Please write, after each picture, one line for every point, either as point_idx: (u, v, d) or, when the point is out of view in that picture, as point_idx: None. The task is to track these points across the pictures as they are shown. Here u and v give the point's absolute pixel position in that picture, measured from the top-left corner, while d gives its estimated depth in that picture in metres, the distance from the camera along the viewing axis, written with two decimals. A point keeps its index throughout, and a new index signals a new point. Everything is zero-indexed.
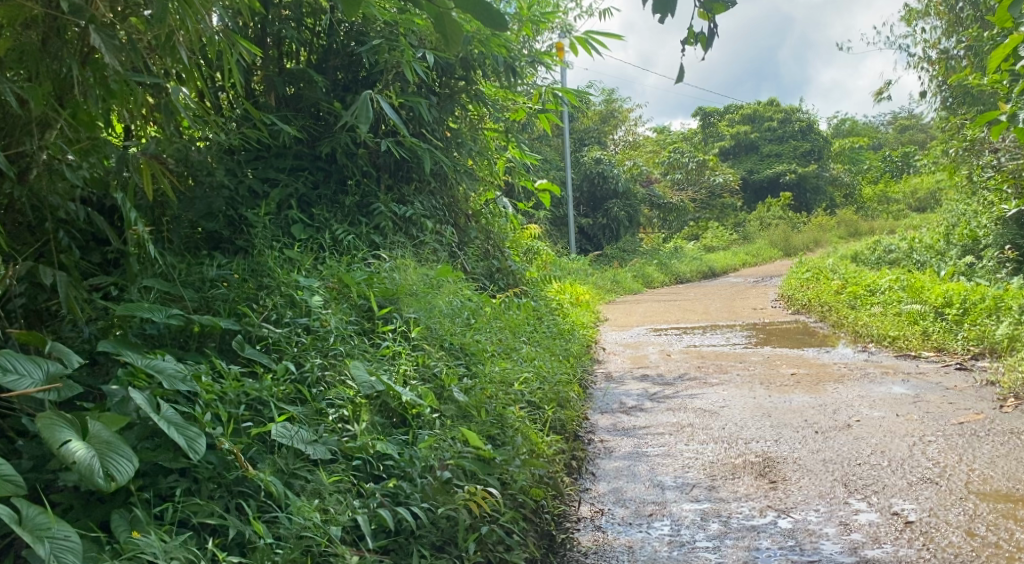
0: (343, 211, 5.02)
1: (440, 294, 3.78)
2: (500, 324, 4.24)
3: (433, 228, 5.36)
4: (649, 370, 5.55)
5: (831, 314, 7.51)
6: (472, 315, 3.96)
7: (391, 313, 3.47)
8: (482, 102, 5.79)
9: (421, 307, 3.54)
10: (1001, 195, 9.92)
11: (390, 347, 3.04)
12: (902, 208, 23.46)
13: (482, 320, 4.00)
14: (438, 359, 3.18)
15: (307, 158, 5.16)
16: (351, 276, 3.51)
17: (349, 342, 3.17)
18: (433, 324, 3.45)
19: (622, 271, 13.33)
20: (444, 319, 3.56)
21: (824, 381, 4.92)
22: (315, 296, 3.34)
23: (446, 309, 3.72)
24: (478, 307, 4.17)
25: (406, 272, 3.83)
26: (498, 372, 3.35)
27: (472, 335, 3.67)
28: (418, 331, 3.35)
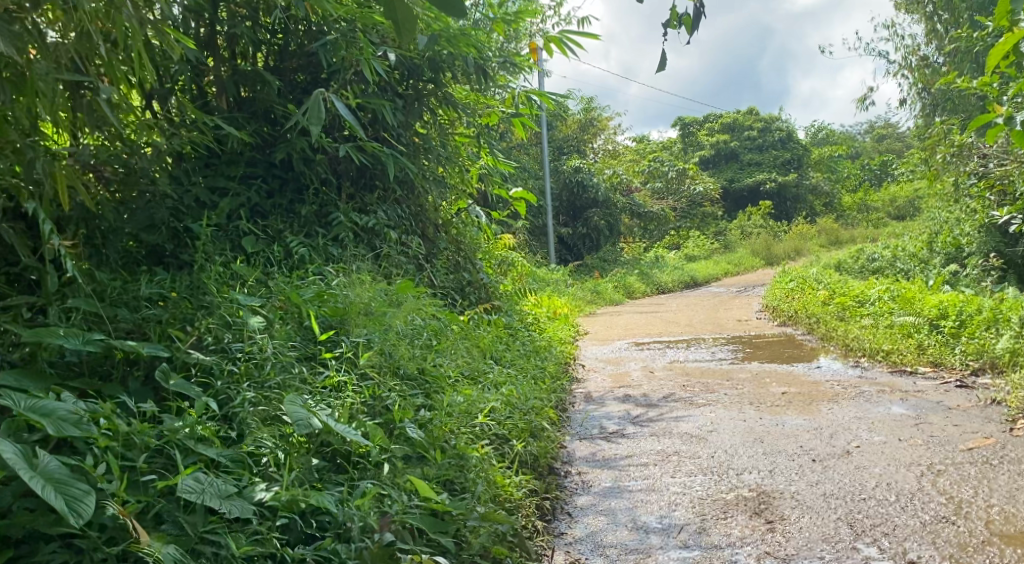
0: (299, 221, 4.65)
1: (399, 313, 3.41)
2: (468, 345, 3.88)
3: (397, 239, 4.99)
4: (631, 389, 5.20)
5: (820, 326, 7.21)
6: (435, 336, 3.59)
7: (340, 336, 3.11)
8: (451, 106, 5.44)
9: (374, 329, 3.17)
10: (986, 202, 9.72)
11: (335, 377, 2.68)
12: (881, 216, 23.40)
13: (446, 342, 3.63)
14: (391, 389, 2.82)
15: (261, 166, 4.79)
16: (296, 295, 3.15)
17: (290, 370, 2.80)
18: (387, 347, 3.09)
19: (603, 281, 13.02)
20: (401, 342, 3.20)
21: (818, 401, 4.60)
22: (254, 317, 2.96)
23: (405, 331, 3.36)
24: (443, 327, 3.81)
25: (360, 289, 3.46)
26: (460, 402, 2.99)
27: (434, 359, 3.30)
28: (371, 357, 2.99)
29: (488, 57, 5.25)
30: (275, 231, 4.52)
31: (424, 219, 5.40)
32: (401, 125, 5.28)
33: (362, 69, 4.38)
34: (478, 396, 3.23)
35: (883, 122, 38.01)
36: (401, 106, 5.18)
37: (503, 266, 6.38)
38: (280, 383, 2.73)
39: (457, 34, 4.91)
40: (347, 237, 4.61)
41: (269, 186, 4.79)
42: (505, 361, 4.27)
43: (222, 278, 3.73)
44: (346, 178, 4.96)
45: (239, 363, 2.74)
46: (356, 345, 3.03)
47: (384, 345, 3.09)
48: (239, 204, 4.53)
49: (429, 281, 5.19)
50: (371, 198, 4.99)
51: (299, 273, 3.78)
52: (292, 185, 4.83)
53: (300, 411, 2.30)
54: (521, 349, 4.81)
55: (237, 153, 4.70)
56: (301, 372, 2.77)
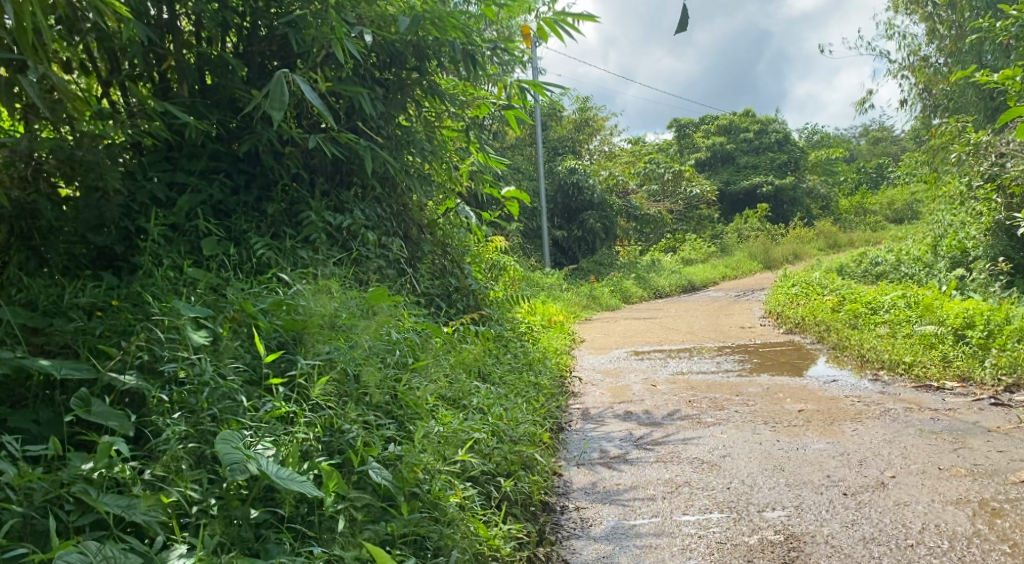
0: (266, 220, 4.20)
1: (370, 325, 2.96)
2: (451, 361, 3.44)
3: (377, 240, 4.55)
4: (633, 406, 4.76)
5: (831, 335, 6.78)
6: (413, 353, 3.15)
7: (296, 355, 2.66)
8: (437, 96, 5.00)
9: (338, 345, 2.73)
10: (993, 205, 9.35)
11: (284, 405, 2.24)
12: (880, 219, 23.00)
13: (425, 359, 3.19)
14: (355, 419, 2.38)
15: (226, 159, 4.34)
16: (248, 304, 2.69)
17: (233, 397, 2.36)
18: (353, 366, 2.65)
19: (600, 286, 12.60)
20: (370, 360, 2.76)
21: (839, 420, 4.17)
22: (198, 332, 2.51)
23: (376, 348, 2.92)
24: (422, 341, 3.37)
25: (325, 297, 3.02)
26: (439, 434, 2.58)
27: (410, 381, 2.85)
28: (331, 378, 2.55)
29: (476, 43, 4.79)
30: (239, 232, 4.09)
31: (407, 219, 4.94)
32: (381, 117, 4.84)
33: (334, 50, 3.93)
34: (460, 424, 2.80)
35: (879, 126, 37.67)
36: (381, 95, 4.73)
37: (495, 270, 5.91)
38: (218, 412, 2.28)
39: (442, 16, 4.48)
40: (321, 238, 4.16)
41: (235, 182, 4.35)
42: (493, 380, 3.84)
43: (173, 284, 3.28)
44: (322, 173, 4.51)
45: (172, 388, 2.29)
46: (316, 365, 2.59)
47: (348, 363, 2.64)
48: (200, 202, 4.10)
49: (413, 287, 4.75)
50: (349, 195, 4.55)
51: (258, 280, 3.33)
52: (261, 182, 4.39)
53: (234, 452, 1.86)
54: (512, 363, 4.37)
55: (199, 145, 4.26)
56: (244, 395, 2.33)
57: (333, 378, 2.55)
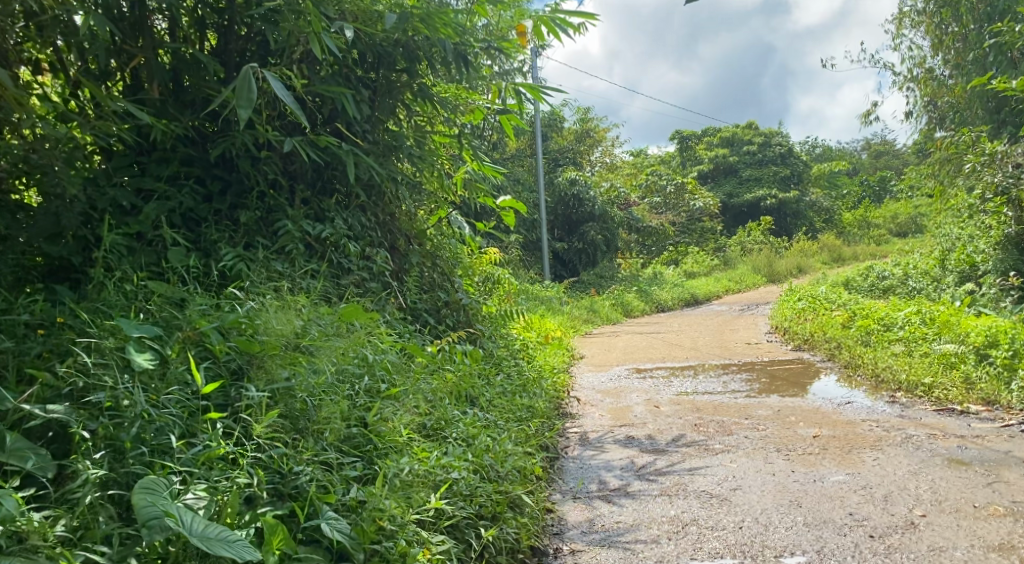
0: (239, 230, 3.91)
1: (338, 347, 2.72)
2: (433, 385, 3.14)
3: (360, 252, 4.24)
4: (634, 430, 4.45)
5: (842, 352, 6.47)
6: (388, 377, 2.89)
7: (248, 382, 2.41)
8: (428, 99, 4.72)
9: (295, 370, 2.51)
10: (1001, 218, 9.02)
11: (220, 446, 2.11)
12: (884, 233, 22.64)
13: (404, 384, 2.91)
14: (307, 465, 2.23)
15: (199, 163, 4.04)
16: (199, 322, 2.45)
17: (168, 432, 2.12)
18: (317, 392, 2.49)
19: (600, 300, 12.28)
20: (339, 387, 2.59)
21: (857, 448, 3.85)
22: (141, 352, 2.25)
23: (346, 371, 2.71)
24: (401, 363, 3.08)
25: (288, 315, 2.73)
26: (400, 481, 2.36)
27: (380, 414, 2.62)
28: (288, 409, 2.39)
29: (468, 42, 4.51)
30: (209, 242, 3.80)
31: (395, 229, 4.64)
32: (367, 121, 4.56)
33: (313, 46, 3.65)
34: (438, 461, 2.58)
35: (881, 139, 37.41)
36: (366, 97, 4.44)
37: (489, 284, 5.59)
38: (148, 451, 2.05)
39: (433, 12, 4.19)
40: (298, 249, 3.87)
41: (208, 188, 4.05)
42: (479, 407, 3.53)
43: (128, 298, 2.99)
44: (303, 179, 4.22)
45: (99, 422, 2.04)
46: (273, 392, 2.42)
47: (313, 387, 2.49)
48: (169, 209, 3.81)
49: (400, 301, 4.44)
50: (331, 202, 4.25)
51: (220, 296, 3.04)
52: (235, 189, 4.09)
53: (150, 508, 1.75)
54: (504, 385, 4.07)
55: (169, 149, 3.97)
56: (180, 431, 2.12)
57: (289, 409, 2.38)
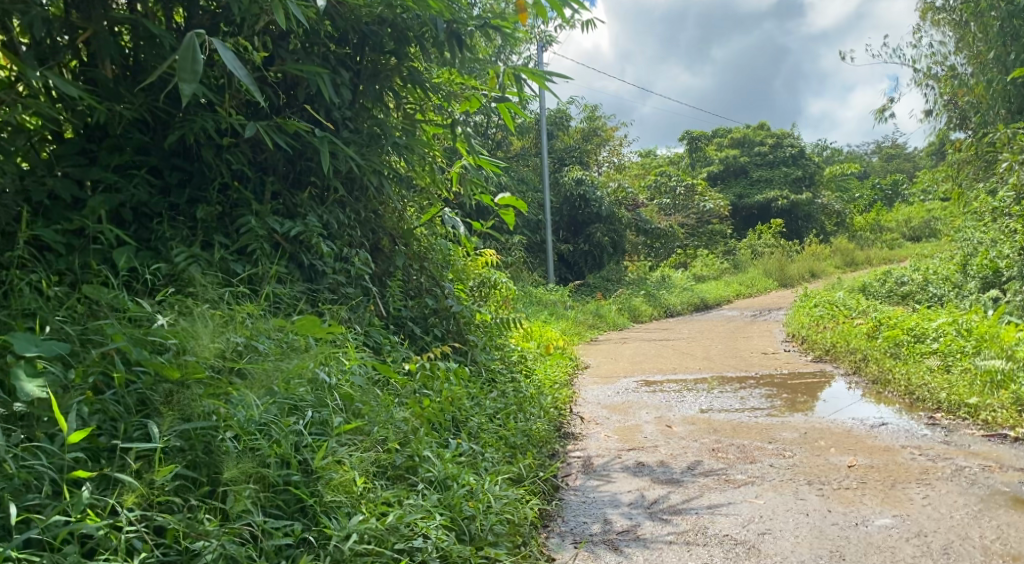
0: (197, 227, 3.44)
1: (281, 372, 2.48)
2: (407, 412, 2.80)
3: (337, 252, 3.76)
4: (645, 455, 3.96)
5: (869, 365, 5.98)
6: (347, 406, 2.63)
7: (156, 419, 2.18)
8: (419, 85, 4.25)
9: (221, 404, 2.27)
10: None
11: (83, 522, 1.88)
12: (896, 237, 22.07)
13: (367, 413, 2.64)
14: (220, 531, 2.02)
15: (155, 151, 3.55)
16: (117, 340, 2.23)
17: (35, 490, 1.95)
18: (247, 430, 2.26)
19: (606, 304, 11.78)
20: (281, 421, 2.35)
21: (902, 481, 3.37)
22: (33, 378, 2.07)
23: (292, 402, 2.47)
24: (367, 389, 2.76)
25: (222, 337, 2.47)
26: (349, 548, 2.13)
27: (335, 452, 2.39)
28: (202, 458, 2.17)
29: (463, 21, 4.03)
30: (161, 241, 3.33)
31: (377, 227, 4.15)
32: (348, 107, 4.09)
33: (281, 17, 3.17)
34: (402, 520, 2.30)
35: (891, 143, 36.77)
36: (347, 81, 3.97)
37: (484, 288, 5.08)
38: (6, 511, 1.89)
39: None
40: (262, 249, 3.39)
41: (165, 180, 3.55)
42: (464, 438, 3.07)
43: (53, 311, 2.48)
44: (273, 170, 3.73)
45: None
46: (186, 433, 2.19)
47: (246, 424, 2.27)
48: (117, 203, 3.34)
49: (382, 309, 3.96)
50: (305, 197, 3.76)
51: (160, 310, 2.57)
52: (196, 181, 3.60)
53: None
54: (494, 407, 3.63)
55: (122, 135, 3.49)
56: (44, 493, 1.93)
57: (202, 459, 2.17)
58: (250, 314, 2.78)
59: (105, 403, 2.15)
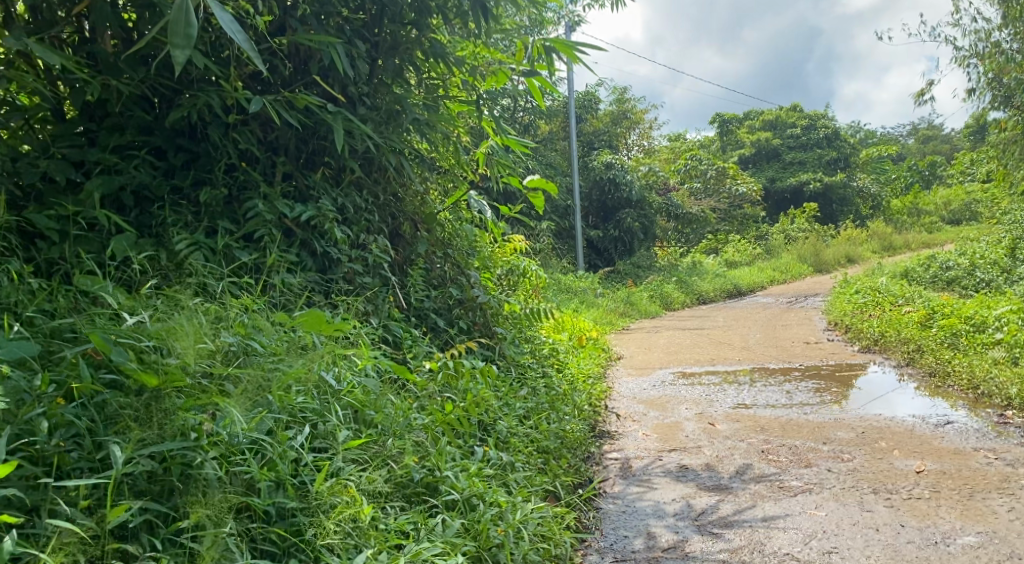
0: (201, 212, 3.16)
1: (281, 376, 2.24)
2: (426, 420, 2.56)
3: (353, 239, 3.47)
4: (688, 457, 3.63)
5: (924, 356, 5.59)
6: (354, 417, 2.40)
7: (126, 438, 1.93)
8: (441, 58, 3.94)
9: (208, 413, 2.06)
10: None
11: None
12: (935, 220, 21.37)
13: (379, 422, 2.41)
14: None
15: (159, 130, 3.26)
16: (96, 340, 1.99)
17: None
18: (236, 448, 2.03)
19: (637, 290, 11.41)
20: (278, 435, 2.13)
21: (980, 490, 3.03)
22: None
23: (289, 414, 2.23)
24: (380, 394, 2.52)
25: (214, 338, 2.24)
26: None
27: (340, 474, 2.16)
28: (178, 484, 1.93)
29: None
30: (162, 228, 3.05)
31: (397, 212, 3.85)
32: (366, 82, 3.80)
33: None
34: (418, 555, 2.04)
35: (928, 124, 35.71)
36: (364, 53, 3.67)
37: (513, 277, 4.69)
38: None
39: None
40: (270, 235, 3.11)
41: (169, 161, 3.27)
42: (489, 446, 2.79)
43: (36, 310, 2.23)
44: (284, 149, 3.44)
45: None
46: (162, 456, 1.95)
47: (234, 442, 2.03)
48: (118, 187, 3.07)
49: (403, 300, 3.66)
50: (319, 178, 3.48)
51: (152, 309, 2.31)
52: (202, 162, 3.32)
53: None
54: (524, 408, 3.34)
55: (122, 113, 3.21)
56: None
57: (177, 485, 1.92)
58: (250, 310, 2.55)
59: (71, 417, 1.92)
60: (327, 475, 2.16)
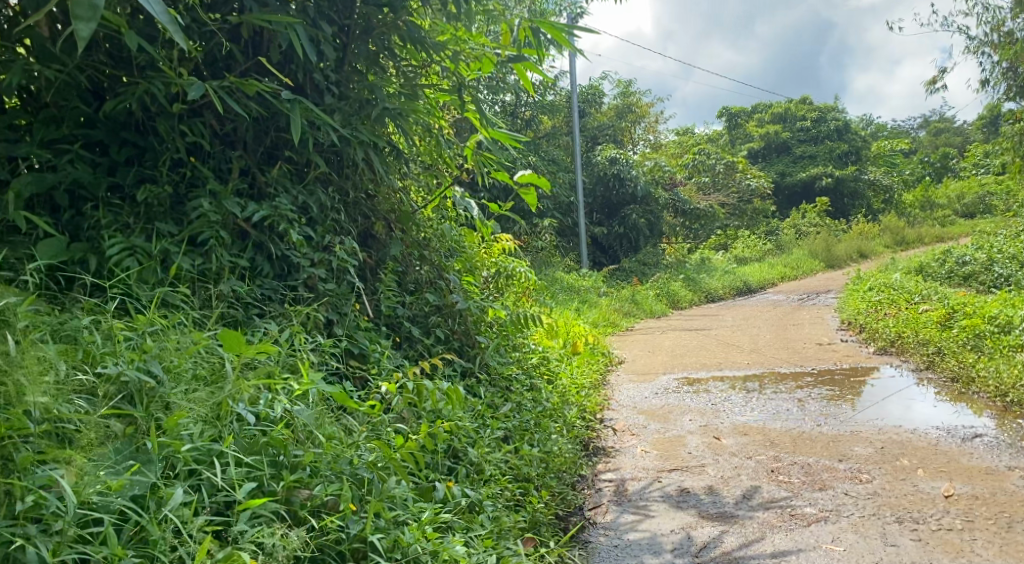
0: (141, 214, 2.83)
1: (169, 421, 1.95)
2: (371, 457, 2.24)
3: (316, 240, 3.14)
4: (688, 479, 3.29)
5: (948, 360, 5.22)
6: (277, 458, 2.08)
7: None
8: (418, 43, 3.60)
9: (70, 469, 1.76)
10: None
11: None
12: (948, 214, 20.90)
13: (308, 464, 2.11)
14: None
15: (99, 122, 2.93)
16: None
17: None
18: (97, 515, 1.74)
19: (643, 289, 11.05)
20: (159, 493, 1.83)
21: (1019, 520, 2.68)
22: None
23: (179, 465, 1.92)
24: (312, 429, 2.21)
25: (103, 374, 1.96)
26: None
27: (238, 542, 1.85)
28: None
29: None
30: (94, 233, 2.74)
31: (370, 210, 3.52)
32: (334, 69, 3.47)
33: None
34: None
35: (940, 116, 35.13)
36: (330, 37, 3.34)
37: (501, 279, 4.36)
38: None
39: None
40: (218, 238, 2.79)
41: (111, 157, 2.93)
42: (452, 483, 2.48)
43: None
44: (240, 142, 3.12)
45: None
46: None
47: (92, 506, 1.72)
48: (49, 185, 2.74)
49: (372, 308, 3.34)
50: (278, 174, 3.15)
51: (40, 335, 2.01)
52: (148, 158, 2.98)
53: None
54: (500, 432, 3.02)
55: (56, 104, 2.86)
56: None
57: None
58: (164, 330, 2.24)
59: None
60: (222, 540, 1.86)
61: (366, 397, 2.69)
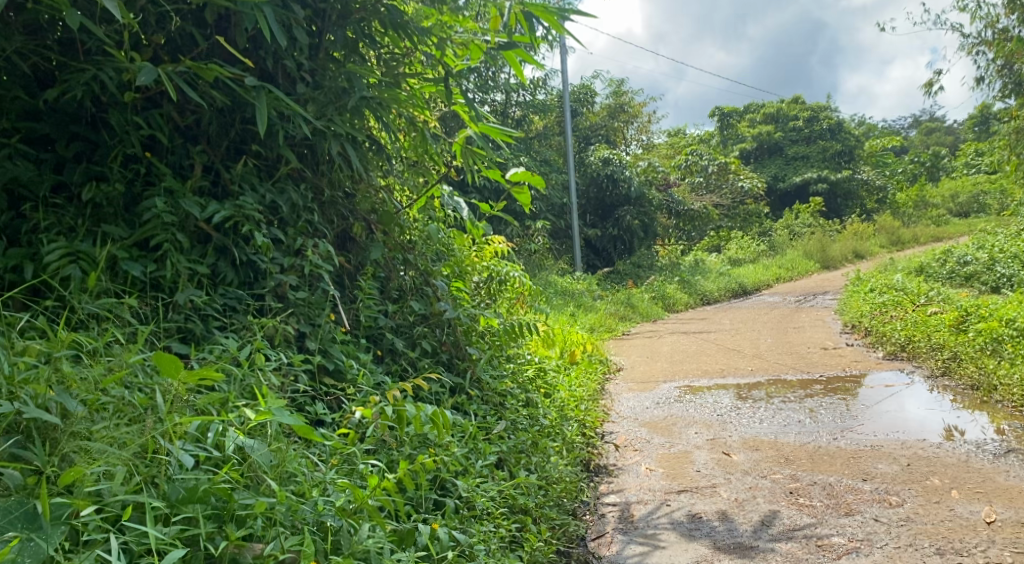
0: (90, 215, 2.54)
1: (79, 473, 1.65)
2: (340, 502, 1.96)
3: (286, 243, 2.84)
4: (700, 502, 3.00)
5: (965, 365, 4.94)
6: (222, 508, 1.77)
7: None
8: (399, 29, 3.29)
9: None
10: None
11: None
12: (941, 213, 20.74)
13: (263, 514, 1.81)
14: None
15: (45, 113, 2.59)
16: None
17: None
18: None
19: (638, 292, 10.76)
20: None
21: None
22: None
23: (90, 526, 1.62)
24: (263, 471, 1.91)
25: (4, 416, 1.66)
26: None
27: None
28: None
29: None
30: (35, 238, 2.41)
31: (348, 211, 3.22)
32: (308, 57, 3.17)
33: None
34: None
35: (931, 116, 35.03)
36: (303, 21, 3.04)
37: (492, 284, 4.07)
38: None
39: None
40: (173, 242, 2.49)
41: (58, 153, 2.60)
42: (438, 525, 2.18)
43: None
44: (202, 135, 2.81)
45: None
46: None
47: None
48: None
49: (350, 318, 3.03)
50: (245, 171, 2.85)
51: None
52: (100, 153, 2.65)
53: None
54: (493, 457, 2.72)
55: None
56: None
57: None
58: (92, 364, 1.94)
59: None
60: None
61: (341, 424, 2.39)
